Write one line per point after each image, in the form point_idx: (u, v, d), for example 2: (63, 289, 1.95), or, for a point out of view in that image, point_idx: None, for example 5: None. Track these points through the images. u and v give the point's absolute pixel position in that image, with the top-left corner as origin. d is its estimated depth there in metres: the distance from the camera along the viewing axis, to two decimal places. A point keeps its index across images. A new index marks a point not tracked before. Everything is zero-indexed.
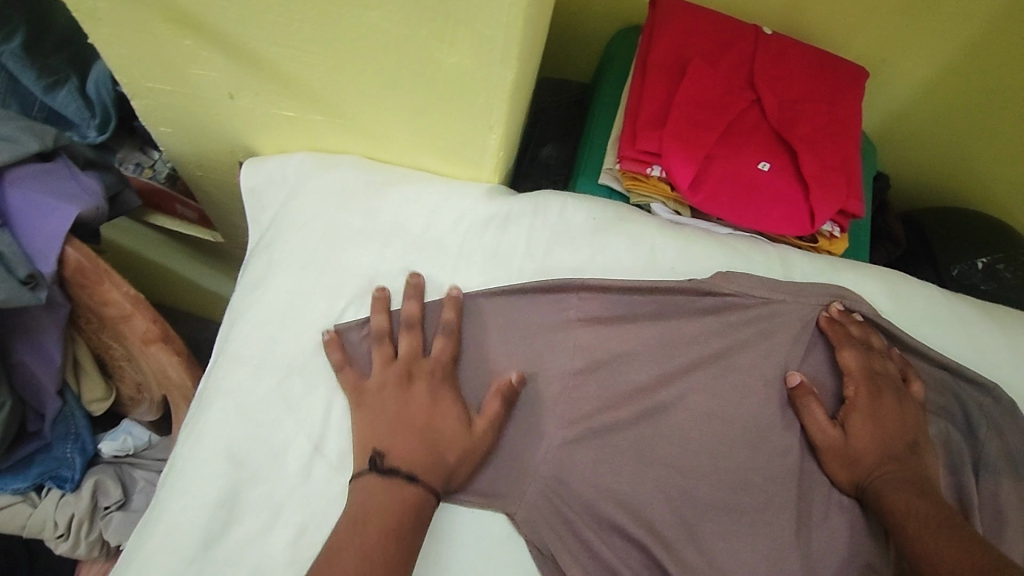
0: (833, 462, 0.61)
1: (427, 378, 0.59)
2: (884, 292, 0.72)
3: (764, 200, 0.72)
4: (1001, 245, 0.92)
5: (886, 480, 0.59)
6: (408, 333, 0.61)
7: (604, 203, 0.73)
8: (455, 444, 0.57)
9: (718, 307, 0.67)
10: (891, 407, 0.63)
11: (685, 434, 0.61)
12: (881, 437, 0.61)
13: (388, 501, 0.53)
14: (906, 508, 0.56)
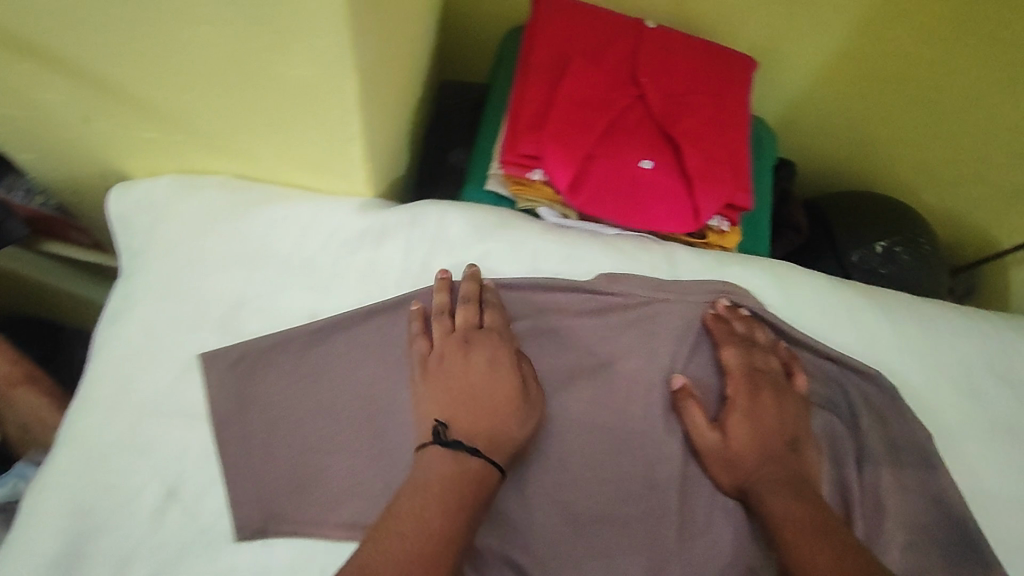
0: (716, 465, 0.61)
1: (486, 342, 0.59)
2: (772, 285, 0.72)
3: (648, 199, 0.71)
4: (899, 227, 0.93)
5: (765, 483, 0.59)
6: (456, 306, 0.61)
7: (485, 209, 0.71)
8: (501, 400, 0.56)
9: (601, 307, 0.65)
10: (772, 406, 0.63)
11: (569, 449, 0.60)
12: (762, 436, 0.62)
13: (454, 472, 0.51)
14: (783, 513, 0.57)
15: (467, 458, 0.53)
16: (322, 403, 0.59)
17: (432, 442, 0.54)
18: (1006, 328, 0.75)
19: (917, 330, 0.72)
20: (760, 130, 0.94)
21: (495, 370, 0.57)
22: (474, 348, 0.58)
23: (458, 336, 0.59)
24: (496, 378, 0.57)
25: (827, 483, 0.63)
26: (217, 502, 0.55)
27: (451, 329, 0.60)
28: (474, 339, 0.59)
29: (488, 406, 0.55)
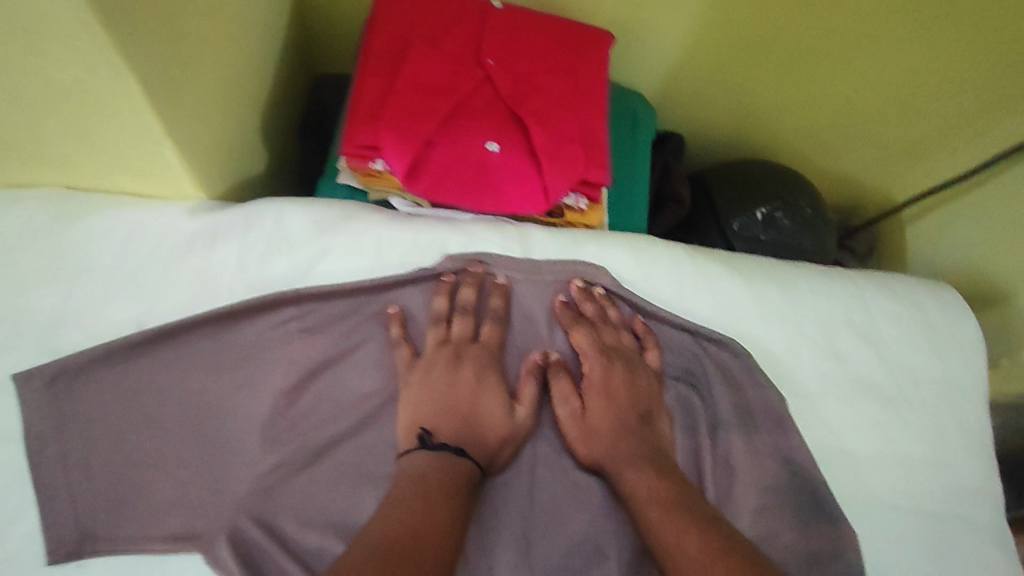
0: (577, 442, 0.61)
1: (475, 356, 0.61)
2: (630, 259, 0.71)
3: (496, 182, 0.70)
4: (781, 192, 0.93)
5: (624, 457, 0.59)
6: (467, 320, 0.63)
7: (330, 203, 0.69)
8: (492, 419, 0.59)
9: (449, 289, 0.65)
10: (627, 382, 0.64)
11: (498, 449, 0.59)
12: (621, 412, 0.62)
13: (429, 489, 0.53)
14: (642, 487, 0.56)
15: (453, 469, 0.55)
16: (150, 414, 0.58)
17: (417, 450, 0.57)
18: (868, 284, 0.74)
19: (776, 294, 0.72)
20: (637, 105, 0.93)
21: (495, 389, 0.60)
22: (464, 361, 0.61)
23: (447, 350, 0.61)
24: (484, 392, 0.60)
25: (682, 452, 0.63)
26: (29, 525, 0.53)
27: (443, 344, 0.62)
28: (464, 352, 0.61)
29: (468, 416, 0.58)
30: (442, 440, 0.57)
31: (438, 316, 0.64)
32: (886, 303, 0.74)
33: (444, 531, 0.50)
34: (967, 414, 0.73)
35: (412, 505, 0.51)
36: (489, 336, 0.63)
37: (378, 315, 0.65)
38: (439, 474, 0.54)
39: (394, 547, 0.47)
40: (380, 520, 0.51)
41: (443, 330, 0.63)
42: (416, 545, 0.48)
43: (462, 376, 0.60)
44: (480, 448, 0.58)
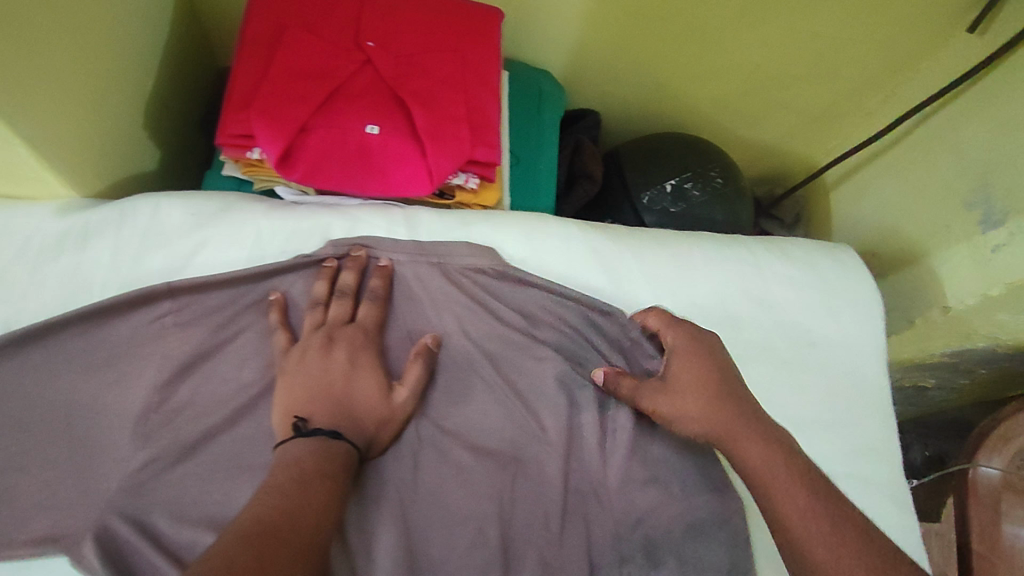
0: (685, 424, 0.60)
1: (348, 338, 0.60)
2: (519, 236, 0.70)
3: (378, 165, 0.69)
4: (691, 163, 0.93)
5: (736, 431, 0.58)
6: (344, 305, 0.62)
7: (208, 195, 0.68)
8: (368, 400, 0.59)
9: (329, 275, 0.64)
10: (700, 360, 0.62)
11: (374, 431, 0.59)
12: (714, 391, 0.60)
13: (303, 472, 0.52)
14: (761, 460, 0.56)
15: (330, 455, 0.54)
16: (15, 417, 0.57)
17: (291, 438, 0.55)
18: (761, 250, 0.75)
19: (668, 263, 0.71)
20: (541, 82, 0.93)
21: (373, 371, 0.60)
22: (337, 344, 0.60)
23: (321, 334, 0.60)
24: (357, 372, 0.59)
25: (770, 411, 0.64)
26: None
27: (317, 328, 0.61)
28: (337, 335, 0.61)
29: (339, 398, 0.58)
30: (317, 425, 0.56)
31: (316, 302, 0.63)
32: (781, 267, 0.74)
33: (321, 514, 0.50)
34: (869, 372, 0.73)
35: (291, 490, 0.50)
36: (366, 317, 0.62)
37: (257, 304, 0.64)
38: (312, 461, 0.53)
39: (273, 529, 0.46)
40: (257, 502, 0.49)
41: (318, 316, 0.62)
42: (294, 527, 0.47)
43: (335, 360, 0.59)
44: (359, 431, 0.58)
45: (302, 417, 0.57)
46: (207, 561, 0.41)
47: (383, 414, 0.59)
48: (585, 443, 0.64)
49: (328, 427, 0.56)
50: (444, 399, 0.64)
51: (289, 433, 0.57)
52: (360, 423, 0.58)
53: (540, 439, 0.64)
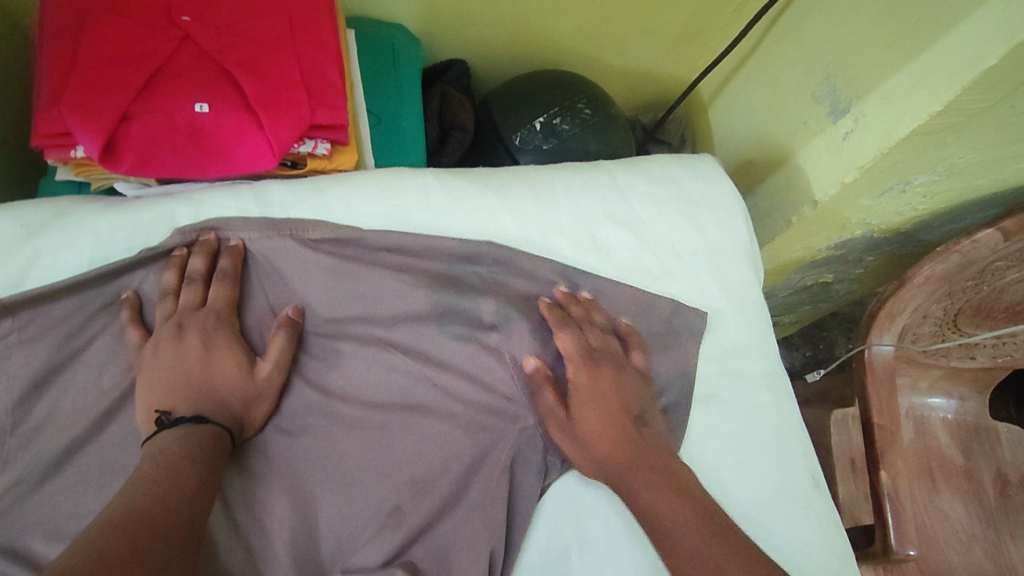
0: (593, 432, 0.60)
1: (199, 325, 0.59)
2: (376, 197, 0.68)
3: (215, 144, 0.66)
4: (557, 98, 0.92)
5: (628, 461, 0.58)
6: (191, 291, 0.60)
7: (37, 203, 0.63)
8: (233, 381, 0.58)
9: (177, 263, 0.62)
10: (618, 381, 0.63)
11: (244, 410, 0.59)
12: (612, 419, 0.61)
13: (164, 461, 0.51)
14: (652, 499, 0.55)
15: (196, 440, 0.54)
16: None
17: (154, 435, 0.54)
18: (622, 173, 0.76)
19: (530, 199, 0.71)
20: (393, 38, 0.90)
21: (232, 354, 0.59)
22: (188, 331, 0.59)
23: (170, 324, 0.59)
24: (214, 356, 0.59)
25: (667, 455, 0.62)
26: None
27: (170, 318, 0.60)
28: (188, 322, 0.59)
29: (201, 385, 0.57)
30: (180, 414, 0.55)
31: (165, 291, 0.61)
32: (643, 189, 0.75)
33: (195, 500, 0.50)
34: (738, 272, 0.75)
35: (156, 477, 0.49)
36: (217, 298, 0.61)
37: (106, 309, 0.60)
38: (175, 451, 0.52)
39: (145, 519, 0.45)
40: (121, 495, 0.48)
41: (169, 306, 0.60)
42: (168, 514, 0.47)
43: (189, 348, 0.58)
44: (231, 408, 0.58)
45: (166, 410, 0.56)
46: (72, 556, 0.41)
47: (248, 392, 0.59)
48: (467, 388, 0.64)
49: (193, 415, 0.55)
50: (320, 364, 0.63)
51: (154, 427, 0.56)
52: (228, 404, 0.58)
53: (424, 390, 0.63)
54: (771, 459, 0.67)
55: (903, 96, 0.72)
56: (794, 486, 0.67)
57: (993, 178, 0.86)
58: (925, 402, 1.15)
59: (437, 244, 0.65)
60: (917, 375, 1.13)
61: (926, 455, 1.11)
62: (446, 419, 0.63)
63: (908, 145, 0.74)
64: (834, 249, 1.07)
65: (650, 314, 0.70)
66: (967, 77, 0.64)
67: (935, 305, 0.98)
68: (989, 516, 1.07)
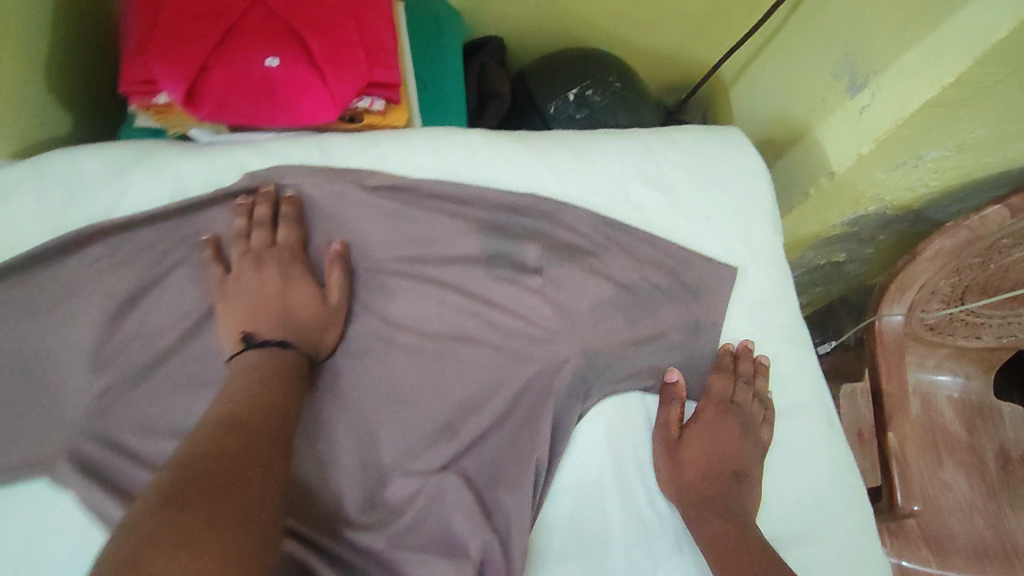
0: (686, 462, 0.67)
1: (275, 261, 0.65)
2: (428, 151, 0.73)
3: (283, 96, 0.71)
4: (590, 72, 0.98)
5: (707, 496, 0.64)
6: (260, 233, 0.65)
7: (125, 144, 0.69)
8: (308, 308, 0.65)
9: (252, 205, 0.68)
10: (739, 438, 0.69)
11: (317, 332, 0.65)
12: (717, 459, 0.67)
13: (253, 375, 0.57)
14: (717, 529, 0.61)
15: (278, 357, 0.60)
16: None
17: (241, 352, 0.61)
18: (655, 140, 0.81)
19: (570, 158, 0.77)
20: (439, 10, 0.96)
21: (307, 286, 0.65)
22: (266, 264, 0.65)
23: (247, 255, 0.65)
24: (290, 288, 0.65)
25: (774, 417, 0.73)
26: None
27: (244, 254, 0.65)
28: (263, 256, 0.65)
29: (281, 311, 0.64)
30: (264, 336, 0.62)
31: (234, 236, 0.66)
32: (673, 155, 0.81)
33: (275, 415, 0.54)
34: (762, 231, 0.79)
35: (245, 387, 0.56)
36: (288, 235, 0.66)
37: (187, 242, 0.66)
38: (263, 365, 0.59)
39: (247, 420, 0.52)
40: (219, 405, 0.54)
41: (242, 245, 0.65)
42: (265, 417, 0.53)
43: (268, 279, 0.64)
44: (304, 336, 0.64)
45: (249, 332, 0.63)
46: (193, 445, 0.48)
47: (323, 318, 0.65)
48: (511, 324, 0.69)
49: (278, 340, 0.62)
50: (378, 299, 0.69)
51: (239, 346, 0.62)
52: (304, 328, 0.64)
53: (472, 324, 0.69)
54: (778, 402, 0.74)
55: (917, 72, 0.78)
56: (806, 427, 0.73)
57: (1001, 157, 0.92)
58: (930, 379, 1.21)
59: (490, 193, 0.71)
60: (924, 354, 1.18)
61: (931, 430, 1.17)
62: (492, 353, 0.68)
63: (920, 119, 0.80)
64: (848, 226, 1.13)
65: (681, 266, 0.74)
66: (979, 49, 0.69)
67: (944, 282, 1.02)
68: (991, 487, 1.12)
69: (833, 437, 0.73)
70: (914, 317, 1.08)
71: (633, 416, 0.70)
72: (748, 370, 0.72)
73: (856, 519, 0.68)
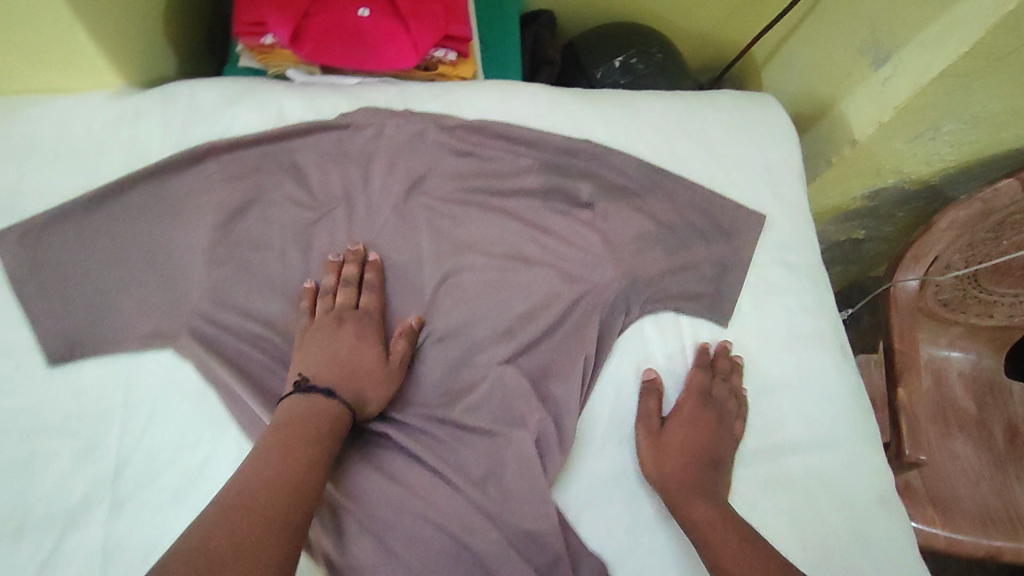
0: (669, 452, 0.68)
1: (355, 320, 0.69)
2: (495, 100, 0.83)
3: (372, 42, 0.82)
4: (635, 43, 1.07)
5: (690, 486, 0.66)
6: (346, 292, 0.70)
7: (234, 80, 0.80)
8: (368, 367, 0.66)
9: (342, 136, 0.77)
10: (714, 430, 0.71)
11: (370, 387, 0.66)
12: (697, 450, 0.69)
13: (306, 419, 0.61)
14: (704, 519, 0.64)
15: (325, 405, 0.62)
16: (107, 253, 0.70)
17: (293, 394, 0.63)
18: (697, 102, 0.90)
19: (619, 112, 0.86)
20: None
21: (373, 346, 0.68)
22: (344, 323, 0.68)
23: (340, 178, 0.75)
24: (361, 346, 0.67)
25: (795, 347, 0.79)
26: (25, 342, 0.65)
27: (327, 308, 0.69)
28: (344, 314, 0.69)
29: (347, 364, 0.66)
30: (317, 382, 0.64)
31: (326, 289, 0.70)
32: (711, 115, 0.89)
33: (299, 490, 0.55)
34: (788, 185, 0.87)
35: (301, 431, 0.60)
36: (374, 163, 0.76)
37: (286, 163, 0.76)
38: (312, 414, 0.61)
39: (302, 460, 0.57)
40: (269, 440, 0.59)
41: (329, 300, 0.70)
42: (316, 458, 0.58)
43: (343, 336, 0.67)
44: (360, 389, 0.65)
45: (305, 375, 0.65)
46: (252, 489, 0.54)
47: (381, 380, 0.66)
48: (563, 250, 0.78)
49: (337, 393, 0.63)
50: (449, 222, 0.77)
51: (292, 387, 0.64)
52: (362, 387, 0.65)
53: (530, 248, 0.77)
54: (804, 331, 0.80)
55: (935, 44, 0.87)
56: (828, 357, 0.79)
57: (1014, 131, 0.99)
58: (943, 356, 1.27)
59: (552, 138, 0.81)
60: (937, 331, 1.25)
61: (943, 405, 1.23)
62: (548, 271, 0.76)
63: (937, 87, 0.88)
64: (869, 199, 1.20)
65: (718, 209, 0.82)
66: (991, 19, 0.78)
67: (957, 257, 1.09)
68: (998, 460, 1.18)
69: (850, 368, 0.79)
70: (928, 292, 1.15)
71: (669, 336, 0.77)
72: (726, 367, 0.74)
73: (869, 437, 0.76)
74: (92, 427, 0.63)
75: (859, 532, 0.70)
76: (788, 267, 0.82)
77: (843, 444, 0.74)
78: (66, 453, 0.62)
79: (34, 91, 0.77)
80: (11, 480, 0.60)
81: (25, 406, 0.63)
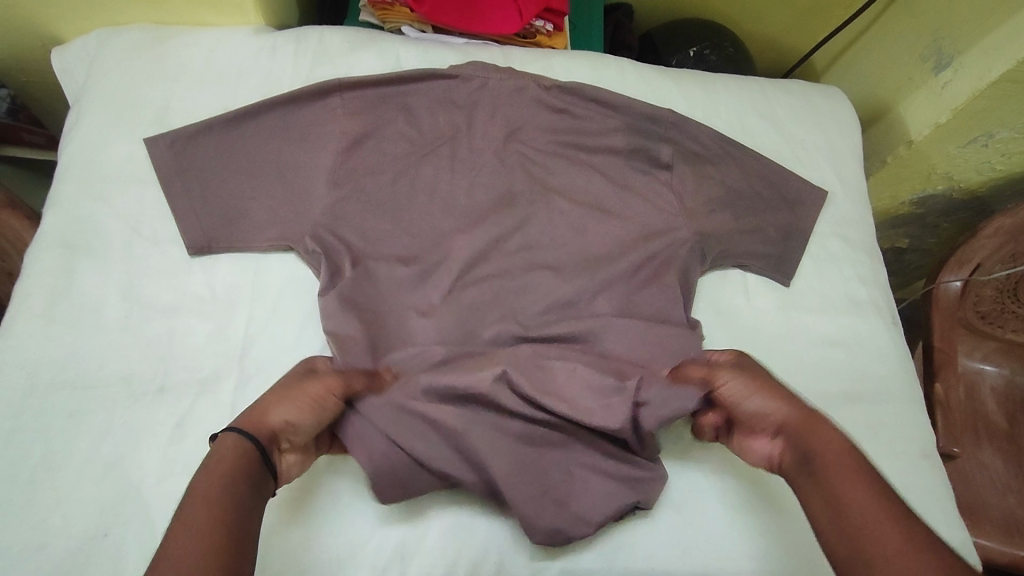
0: (758, 397, 0.66)
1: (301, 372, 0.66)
2: (588, 69, 0.92)
3: (482, 7, 0.91)
4: (709, 35, 1.15)
5: (809, 423, 0.63)
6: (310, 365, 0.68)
7: (357, 30, 0.89)
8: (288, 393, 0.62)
9: (451, 85, 0.85)
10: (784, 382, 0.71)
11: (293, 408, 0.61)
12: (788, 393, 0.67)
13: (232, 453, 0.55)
14: (832, 446, 0.60)
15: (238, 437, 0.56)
16: (238, 165, 0.77)
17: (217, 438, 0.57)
18: (770, 88, 0.97)
19: (698, 89, 0.94)
20: None
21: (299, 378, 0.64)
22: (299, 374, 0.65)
23: (447, 121, 0.84)
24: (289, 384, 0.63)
25: (850, 312, 0.85)
26: (169, 234, 0.75)
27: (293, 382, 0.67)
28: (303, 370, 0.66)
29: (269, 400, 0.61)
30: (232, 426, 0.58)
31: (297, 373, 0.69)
32: (783, 98, 0.97)
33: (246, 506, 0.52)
34: (851, 168, 0.94)
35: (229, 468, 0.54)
36: (477, 111, 0.84)
37: (399, 102, 0.83)
38: (231, 441, 0.56)
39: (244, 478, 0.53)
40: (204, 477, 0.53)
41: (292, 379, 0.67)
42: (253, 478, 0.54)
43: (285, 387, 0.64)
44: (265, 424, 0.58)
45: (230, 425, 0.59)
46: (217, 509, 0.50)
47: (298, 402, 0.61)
48: (643, 203, 0.84)
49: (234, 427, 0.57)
50: (542, 169, 0.84)
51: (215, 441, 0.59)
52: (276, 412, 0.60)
53: (611, 199, 0.84)
54: (859, 301, 0.86)
55: (995, 52, 0.93)
56: (880, 323, 0.86)
57: None
58: (973, 366, 1.24)
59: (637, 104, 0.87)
60: (974, 344, 1.23)
61: (973, 414, 1.19)
62: (629, 223, 0.83)
63: (996, 90, 0.95)
64: (916, 207, 1.22)
65: (786, 182, 0.89)
66: None
67: (999, 266, 1.09)
68: None
69: (899, 335, 0.86)
70: (968, 301, 1.14)
71: (736, 292, 0.84)
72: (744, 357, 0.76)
73: (912, 397, 0.82)
74: (224, 310, 0.73)
75: (905, 480, 0.76)
76: (847, 239, 0.90)
77: (888, 402, 0.80)
78: (200, 329, 0.71)
79: (184, 24, 0.87)
80: (153, 347, 0.69)
81: (166, 286, 0.72)
